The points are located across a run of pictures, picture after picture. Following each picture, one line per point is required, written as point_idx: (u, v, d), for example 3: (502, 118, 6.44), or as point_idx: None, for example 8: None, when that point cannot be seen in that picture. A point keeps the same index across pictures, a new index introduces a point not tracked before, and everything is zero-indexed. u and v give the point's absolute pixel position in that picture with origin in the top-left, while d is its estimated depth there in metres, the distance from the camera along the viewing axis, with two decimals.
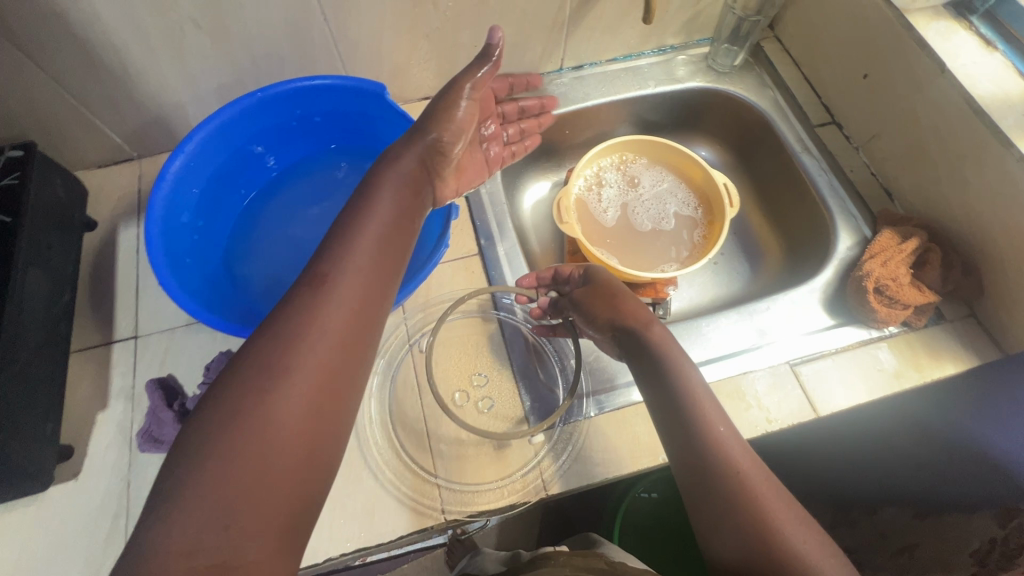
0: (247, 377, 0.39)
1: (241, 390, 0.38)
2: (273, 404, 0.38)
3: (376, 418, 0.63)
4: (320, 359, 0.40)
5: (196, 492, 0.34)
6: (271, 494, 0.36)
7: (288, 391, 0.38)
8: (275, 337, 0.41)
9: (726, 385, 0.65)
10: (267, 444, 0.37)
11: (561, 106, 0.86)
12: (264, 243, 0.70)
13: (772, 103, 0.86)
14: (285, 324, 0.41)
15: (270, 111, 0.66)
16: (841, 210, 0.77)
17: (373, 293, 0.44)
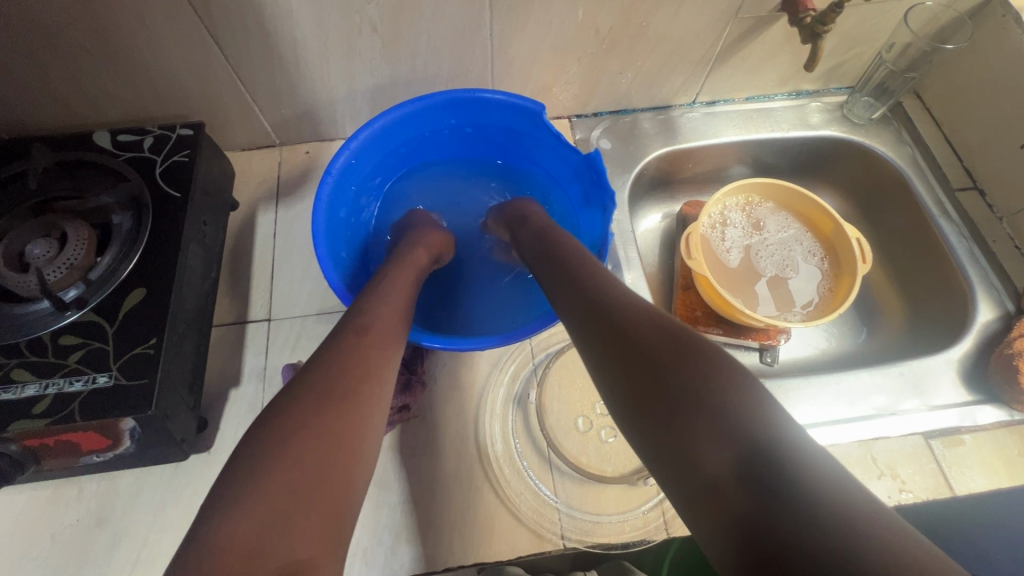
0: (297, 399, 0.40)
1: (288, 408, 0.39)
2: (324, 418, 0.39)
3: (500, 433, 0.63)
4: (362, 373, 0.43)
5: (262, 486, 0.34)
6: (321, 494, 0.36)
7: (342, 397, 0.40)
8: (320, 359, 0.43)
9: (856, 451, 0.64)
10: (319, 447, 0.37)
11: (690, 140, 0.86)
12: None
13: (910, 161, 0.83)
14: (328, 354, 0.44)
15: (429, 118, 0.67)
16: (981, 281, 0.74)
17: (397, 335, 0.49)
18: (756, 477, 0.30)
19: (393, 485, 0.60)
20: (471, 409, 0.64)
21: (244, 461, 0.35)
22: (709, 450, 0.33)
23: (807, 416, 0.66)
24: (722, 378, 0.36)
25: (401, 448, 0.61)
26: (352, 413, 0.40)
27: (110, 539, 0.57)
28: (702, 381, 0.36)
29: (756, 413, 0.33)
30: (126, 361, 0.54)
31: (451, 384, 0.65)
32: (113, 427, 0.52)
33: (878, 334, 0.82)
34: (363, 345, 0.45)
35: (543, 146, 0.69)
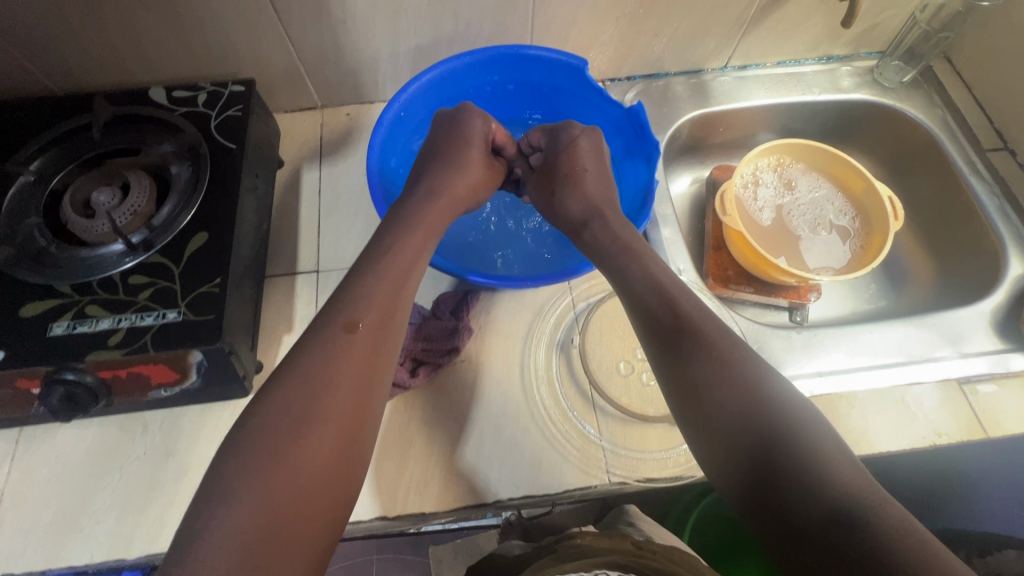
0: (283, 406, 0.42)
1: (279, 417, 0.41)
2: (307, 429, 0.41)
3: (544, 377, 0.65)
4: (346, 379, 0.44)
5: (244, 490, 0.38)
6: (308, 506, 0.39)
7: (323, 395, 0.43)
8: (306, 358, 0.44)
9: (891, 394, 0.65)
10: (299, 457, 0.40)
11: (723, 103, 0.87)
12: None
13: (941, 123, 0.84)
14: (315, 359, 0.44)
15: (474, 73, 0.69)
16: (1013, 236, 0.75)
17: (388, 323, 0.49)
18: (817, 502, 0.37)
19: (443, 424, 0.62)
20: (515, 353, 0.66)
21: (243, 452, 0.40)
22: (778, 473, 0.40)
23: (843, 364, 0.68)
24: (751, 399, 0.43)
25: (450, 389, 0.64)
26: (341, 411, 0.43)
27: (175, 471, 0.60)
28: (766, 413, 0.42)
29: (804, 436, 0.41)
30: (193, 299, 0.56)
31: (496, 330, 0.67)
32: (183, 359, 0.55)
33: (908, 292, 0.84)
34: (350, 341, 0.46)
35: (584, 101, 0.71)
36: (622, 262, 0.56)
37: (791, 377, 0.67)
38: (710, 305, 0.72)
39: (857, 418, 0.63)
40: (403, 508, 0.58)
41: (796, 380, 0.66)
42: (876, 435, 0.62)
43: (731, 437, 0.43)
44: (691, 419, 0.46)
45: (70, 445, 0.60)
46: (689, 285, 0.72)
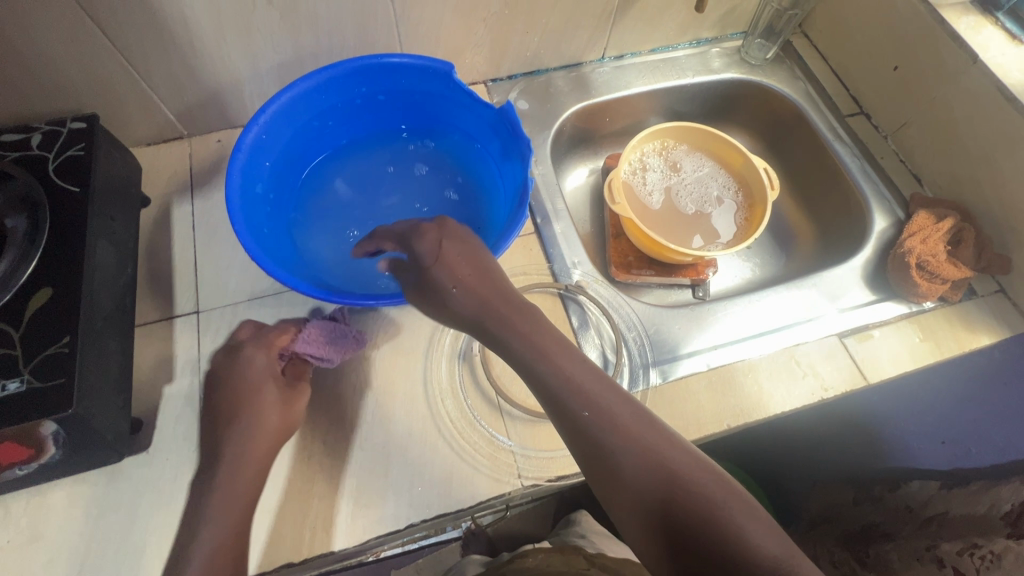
0: None
1: None
2: None
3: (448, 391, 0.63)
4: None
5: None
6: None
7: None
8: None
9: (781, 356, 0.68)
10: None
11: (604, 93, 0.89)
12: (331, 218, 0.70)
13: (804, 94, 0.90)
14: None
15: (339, 87, 0.66)
16: (874, 193, 0.81)
17: None
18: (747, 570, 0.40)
19: (346, 456, 0.60)
20: (417, 370, 0.64)
21: None
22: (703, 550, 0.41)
23: (737, 337, 0.70)
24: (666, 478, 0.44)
25: (351, 418, 0.61)
26: None
27: (47, 554, 0.54)
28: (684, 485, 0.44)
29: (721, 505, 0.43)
30: (38, 364, 0.51)
31: (395, 349, 0.65)
32: (34, 433, 0.50)
33: (795, 256, 0.88)
34: None
35: (458, 105, 0.70)
36: (504, 335, 0.50)
37: (690, 354, 0.68)
38: (607, 294, 0.72)
39: (752, 384, 0.66)
40: (310, 550, 0.55)
41: (694, 356, 0.68)
42: (770, 396, 0.65)
43: (652, 532, 0.44)
44: (617, 508, 0.46)
45: None
46: (585, 277, 0.72)
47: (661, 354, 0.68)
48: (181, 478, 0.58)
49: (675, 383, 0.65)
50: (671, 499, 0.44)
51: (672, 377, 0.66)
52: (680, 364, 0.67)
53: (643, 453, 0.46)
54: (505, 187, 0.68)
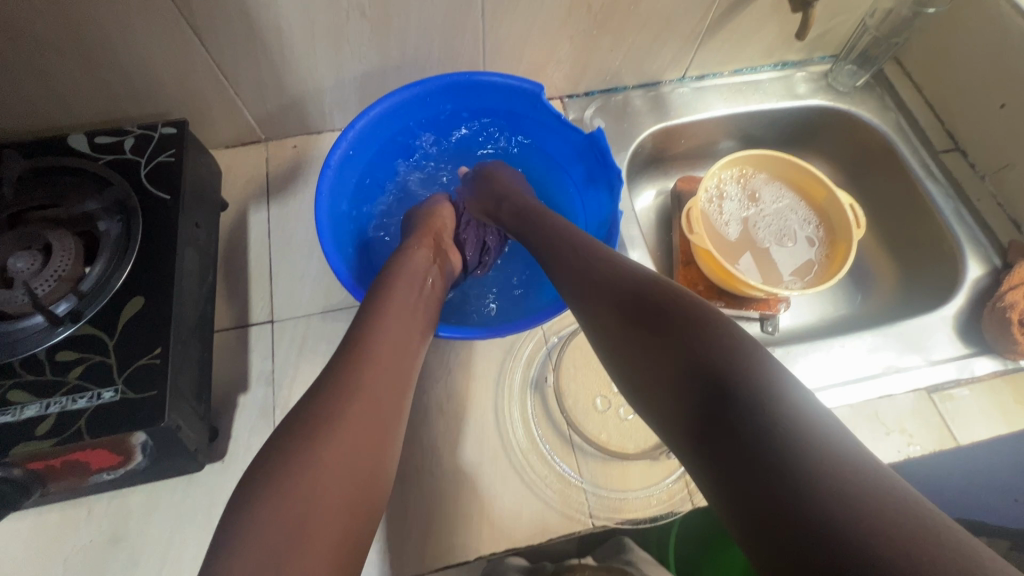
0: (291, 440, 0.40)
1: (298, 441, 0.40)
2: (323, 448, 0.40)
3: (520, 421, 0.62)
4: (368, 395, 0.44)
5: (305, 467, 0.39)
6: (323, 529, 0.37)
7: (348, 452, 0.40)
8: (328, 387, 0.44)
9: (864, 408, 0.66)
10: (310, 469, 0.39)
11: (683, 115, 0.86)
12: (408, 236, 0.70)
13: (894, 126, 0.85)
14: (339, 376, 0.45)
15: (425, 103, 0.66)
16: (969, 237, 0.77)
17: (396, 351, 0.49)
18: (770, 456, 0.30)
19: (415, 481, 0.59)
20: (488, 399, 0.63)
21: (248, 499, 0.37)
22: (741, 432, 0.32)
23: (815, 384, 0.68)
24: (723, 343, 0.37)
25: (422, 442, 0.60)
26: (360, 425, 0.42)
27: (127, 557, 0.55)
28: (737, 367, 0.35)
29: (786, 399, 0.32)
30: (131, 374, 0.51)
31: (466, 372, 0.64)
32: (125, 442, 0.50)
33: (873, 297, 0.85)
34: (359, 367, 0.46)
35: (542, 127, 0.68)
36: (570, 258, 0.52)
37: None
38: None
39: None
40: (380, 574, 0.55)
41: None
42: None
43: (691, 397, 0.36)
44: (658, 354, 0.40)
45: (6, 538, 0.55)
46: None
47: None
48: None
49: None
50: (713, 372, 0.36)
51: None
52: None
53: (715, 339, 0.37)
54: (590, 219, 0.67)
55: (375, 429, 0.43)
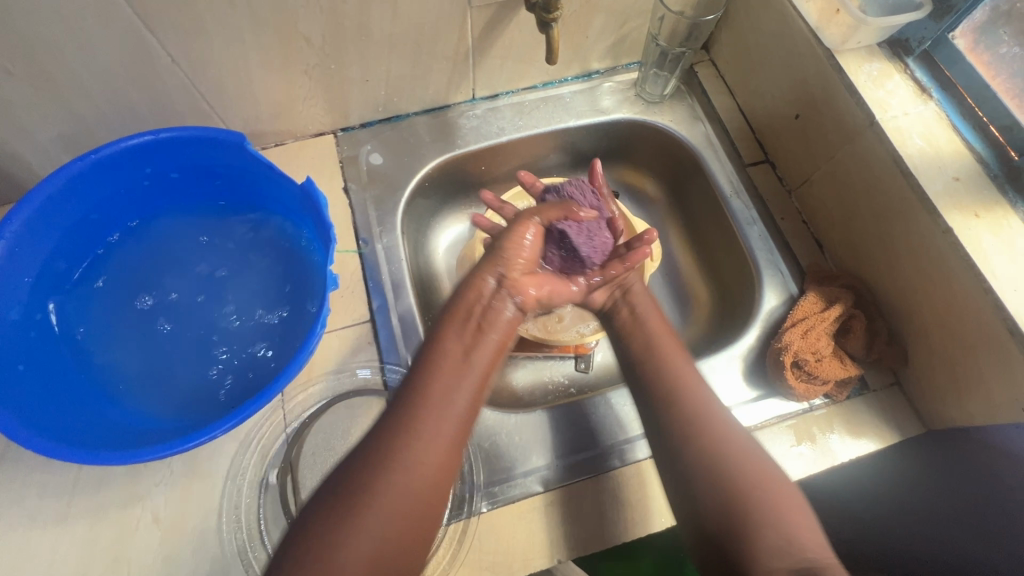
0: (318, 527, 0.42)
1: (313, 536, 0.41)
2: (341, 548, 0.41)
3: (245, 524, 0.57)
4: (405, 490, 0.44)
5: (344, 559, 0.40)
6: None
7: (372, 538, 0.42)
8: (352, 479, 0.44)
9: (632, 472, 0.60)
10: (332, 573, 0.40)
11: (472, 142, 0.78)
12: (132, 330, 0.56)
13: (702, 138, 0.79)
14: (364, 466, 0.44)
15: (110, 172, 0.55)
16: (768, 261, 0.71)
17: (443, 451, 0.46)
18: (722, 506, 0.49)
19: None
20: (212, 500, 0.57)
21: None
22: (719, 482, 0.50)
23: (581, 447, 0.61)
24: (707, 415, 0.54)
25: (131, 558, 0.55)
26: (400, 507, 0.43)
27: None
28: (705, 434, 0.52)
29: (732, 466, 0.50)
30: None
31: (190, 472, 0.58)
32: None
33: (688, 327, 0.79)
34: (381, 460, 0.44)
35: (266, 182, 0.59)
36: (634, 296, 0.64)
37: (529, 474, 0.60)
38: None
39: (593, 507, 0.58)
40: None
41: (534, 477, 0.59)
42: (611, 524, 0.58)
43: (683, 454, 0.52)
44: (678, 407, 0.54)
45: None
46: None
47: (495, 474, 0.59)
48: None
49: (503, 510, 0.58)
50: (699, 439, 0.52)
51: (502, 502, 0.58)
52: (516, 485, 0.59)
53: (696, 421, 0.53)
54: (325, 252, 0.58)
55: (410, 500, 0.44)
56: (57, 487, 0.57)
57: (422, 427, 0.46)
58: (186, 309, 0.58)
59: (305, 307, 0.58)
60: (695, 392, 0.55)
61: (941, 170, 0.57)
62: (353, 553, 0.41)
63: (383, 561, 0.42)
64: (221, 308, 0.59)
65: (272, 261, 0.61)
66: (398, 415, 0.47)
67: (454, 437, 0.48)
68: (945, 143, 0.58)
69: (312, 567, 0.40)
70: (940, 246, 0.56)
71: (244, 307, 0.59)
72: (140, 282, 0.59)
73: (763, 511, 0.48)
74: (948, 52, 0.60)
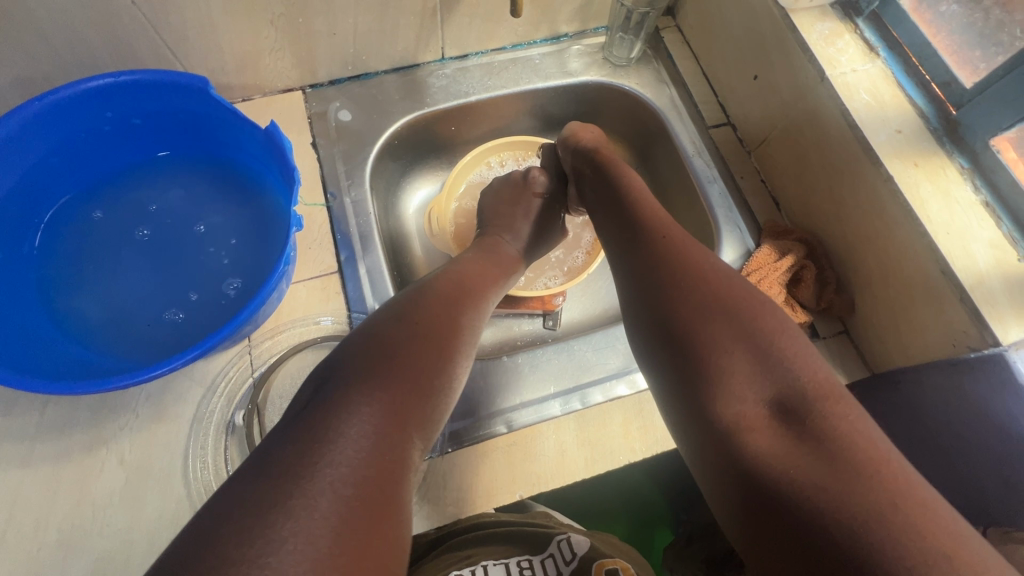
0: (356, 396, 0.39)
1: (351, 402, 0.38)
2: (373, 420, 0.38)
3: (210, 464, 0.57)
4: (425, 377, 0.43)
5: (369, 435, 0.37)
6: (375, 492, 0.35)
7: (391, 426, 0.39)
8: (381, 359, 0.42)
9: (594, 413, 0.62)
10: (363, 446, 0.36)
11: (442, 101, 0.79)
12: (95, 275, 0.57)
13: (667, 100, 0.81)
14: (396, 349, 0.44)
15: (71, 115, 0.54)
16: (727, 218, 0.74)
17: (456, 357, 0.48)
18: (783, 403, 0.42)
19: (80, 544, 0.54)
20: (176, 445, 0.58)
21: None
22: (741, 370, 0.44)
23: (544, 391, 0.63)
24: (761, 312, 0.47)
25: (94, 499, 0.55)
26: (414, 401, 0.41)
27: None
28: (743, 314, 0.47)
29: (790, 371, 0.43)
30: None
31: (156, 415, 0.59)
32: None
33: None
34: (414, 342, 0.45)
35: (231, 129, 0.59)
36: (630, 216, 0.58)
37: (492, 415, 0.61)
38: None
39: (555, 446, 0.60)
40: None
41: (497, 418, 0.61)
42: (571, 462, 0.60)
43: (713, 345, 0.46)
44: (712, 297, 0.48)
45: None
46: None
47: (459, 417, 0.61)
48: None
49: (468, 448, 0.59)
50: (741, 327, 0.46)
51: (467, 442, 0.60)
52: (480, 426, 0.61)
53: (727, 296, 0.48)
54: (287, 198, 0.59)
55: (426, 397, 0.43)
56: (15, 432, 0.57)
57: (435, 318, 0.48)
58: (151, 255, 0.59)
59: (269, 254, 0.59)
60: (718, 270, 0.51)
61: (885, 122, 0.59)
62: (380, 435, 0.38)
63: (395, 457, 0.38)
64: (186, 252, 0.60)
65: (235, 210, 0.62)
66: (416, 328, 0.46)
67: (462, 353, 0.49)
68: (890, 98, 0.61)
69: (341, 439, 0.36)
70: (883, 195, 0.59)
71: (207, 251, 0.60)
72: (101, 228, 0.59)
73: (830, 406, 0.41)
74: (895, 12, 0.63)
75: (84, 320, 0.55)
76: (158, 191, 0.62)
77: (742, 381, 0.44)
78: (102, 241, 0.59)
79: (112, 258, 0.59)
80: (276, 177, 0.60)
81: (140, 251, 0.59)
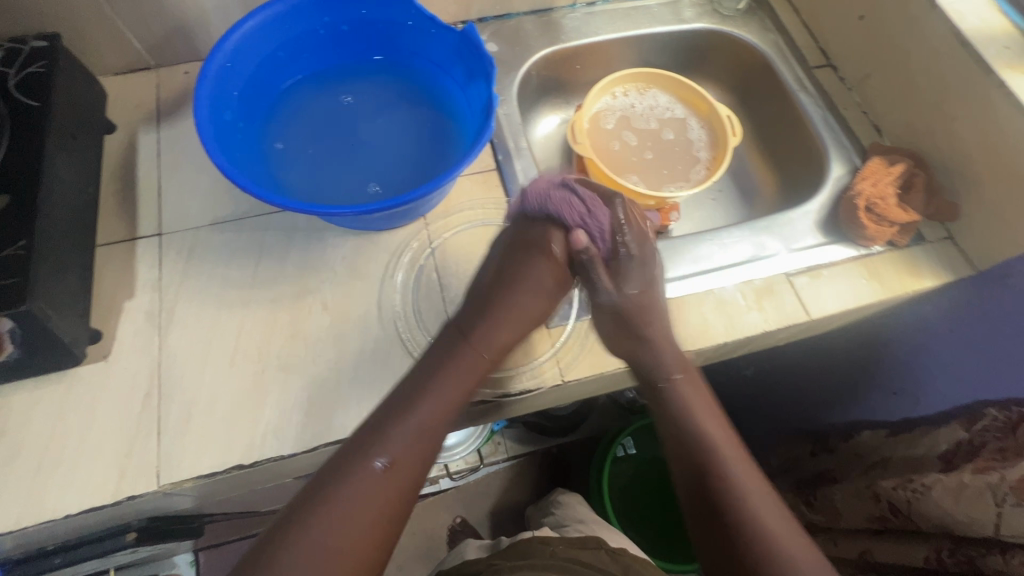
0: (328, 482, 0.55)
1: (324, 485, 0.54)
2: (339, 502, 0.53)
3: (400, 313, 0.66)
4: (411, 435, 0.57)
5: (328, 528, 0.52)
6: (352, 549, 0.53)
7: (355, 494, 0.54)
8: (359, 442, 0.56)
9: (729, 290, 0.70)
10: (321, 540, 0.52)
11: (575, 39, 0.89)
12: (307, 152, 0.68)
13: (773, 46, 0.91)
14: (385, 421, 0.57)
15: (301, 14, 0.65)
16: (835, 142, 0.83)
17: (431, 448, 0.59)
18: (738, 523, 0.57)
19: (297, 371, 0.62)
20: (371, 297, 0.66)
21: None
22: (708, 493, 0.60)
23: (682, 273, 0.72)
24: (721, 448, 0.62)
25: (304, 338, 0.64)
26: (394, 488, 0.56)
27: (8, 450, 0.56)
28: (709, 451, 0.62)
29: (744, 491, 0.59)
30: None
31: (351, 272, 0.68)
32: None
33: (757, 207, 0.93)
34: (388, 439, 0.56)
35: (424, 34, 0.68)
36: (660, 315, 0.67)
37: None
38: None
39: (697, 316, 0.68)
40: (260, 454, 0.58)
41: None
42: (712, 329, 0.68)
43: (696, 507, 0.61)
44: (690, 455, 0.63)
45: None
46: None
47: (612, 287, 0.69)
48: (138, 386, 0.60)
49: (624, 311, 0.67)
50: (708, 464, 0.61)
51: (622, 306, 0.68)
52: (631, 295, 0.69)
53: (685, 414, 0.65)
54: (473, 94, 0.67)
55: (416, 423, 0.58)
56: (236, 279, 0.66)
57: (426, 391, 0.59)
58: (349, 140, 0.69)
59: (454, 142, 0.68)
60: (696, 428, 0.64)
61: (994, 39, 0.68)
62: (352, 514, 0.53)
63: (359, 534, 0.53)
64: (378, 139, 0.69)
65: (415, 116, 0.71)
66: (394, 407, 0.58)
67: (463, 366, 0.61)
68: (997, 20, 0.69)
69: (324, 508, 0.53)
70: (995, 101, 0.66)
71: (396, 139, 0.69)
72: (309, 118, 0.70)
73: (777, 530, 0.57)
74: None
75: (301, 184, 0.65)
76: (354, 91, 0.72)
77: (695, 488, 0.61)
78: (303, 128, 0.69)
79: (317, 141, 0.69)
80: (461, 76, 0.69)
81: (328, 140, 0.69)
